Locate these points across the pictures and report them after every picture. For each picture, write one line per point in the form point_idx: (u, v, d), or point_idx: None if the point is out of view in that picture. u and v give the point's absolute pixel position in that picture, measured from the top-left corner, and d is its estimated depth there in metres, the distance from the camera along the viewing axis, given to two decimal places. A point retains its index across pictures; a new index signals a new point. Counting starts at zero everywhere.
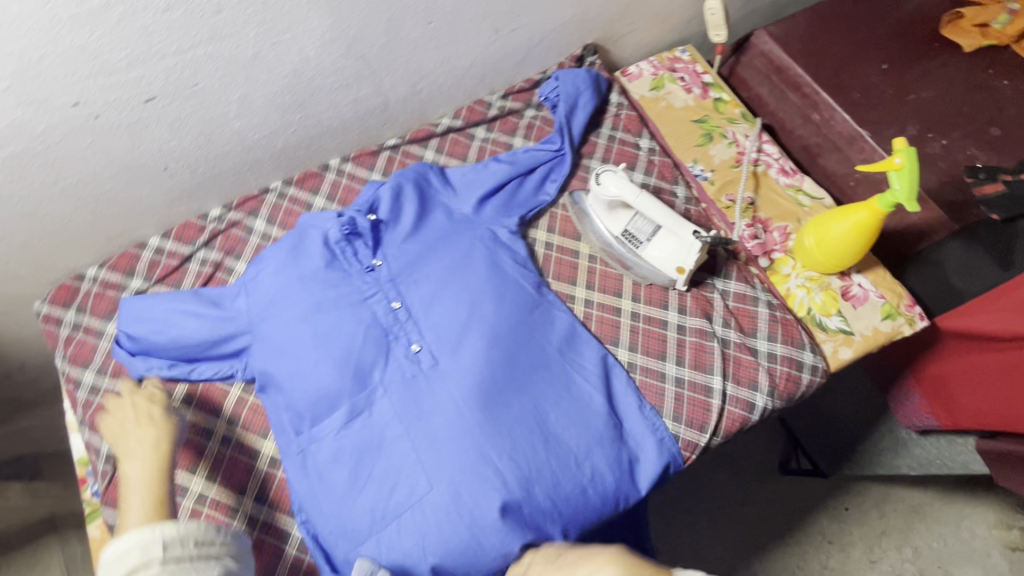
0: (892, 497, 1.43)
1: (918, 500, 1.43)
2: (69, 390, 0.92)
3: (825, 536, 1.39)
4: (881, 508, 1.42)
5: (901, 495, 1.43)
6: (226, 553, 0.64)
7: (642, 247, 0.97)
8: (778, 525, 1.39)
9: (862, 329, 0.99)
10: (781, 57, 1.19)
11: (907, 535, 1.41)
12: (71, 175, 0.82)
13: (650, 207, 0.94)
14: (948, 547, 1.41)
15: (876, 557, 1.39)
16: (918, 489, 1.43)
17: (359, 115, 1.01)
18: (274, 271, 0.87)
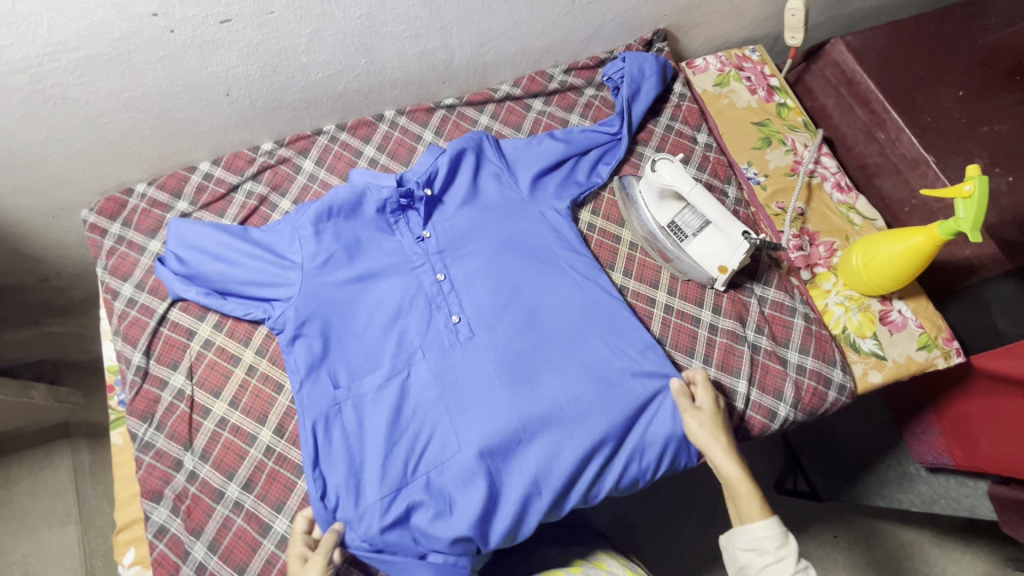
0: (886, 532, 1.42)
1: (912, 539, 1.42)
2: (106, 299, 0.94)
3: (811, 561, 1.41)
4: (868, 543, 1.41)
5: (895, 532, 1.42)
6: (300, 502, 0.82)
7: (686, 241, 0.95)
8: None
9: (896, 356, 0.98)
10: (854, 69, 1.15)
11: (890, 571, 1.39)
12: (137, 87, 0.82)
13: (701, 201, 0.91)
14: None
15: None
16: (914, 528, 1.42)
17: (422, 69, 1.00)
18: (316, 221, 0.85)
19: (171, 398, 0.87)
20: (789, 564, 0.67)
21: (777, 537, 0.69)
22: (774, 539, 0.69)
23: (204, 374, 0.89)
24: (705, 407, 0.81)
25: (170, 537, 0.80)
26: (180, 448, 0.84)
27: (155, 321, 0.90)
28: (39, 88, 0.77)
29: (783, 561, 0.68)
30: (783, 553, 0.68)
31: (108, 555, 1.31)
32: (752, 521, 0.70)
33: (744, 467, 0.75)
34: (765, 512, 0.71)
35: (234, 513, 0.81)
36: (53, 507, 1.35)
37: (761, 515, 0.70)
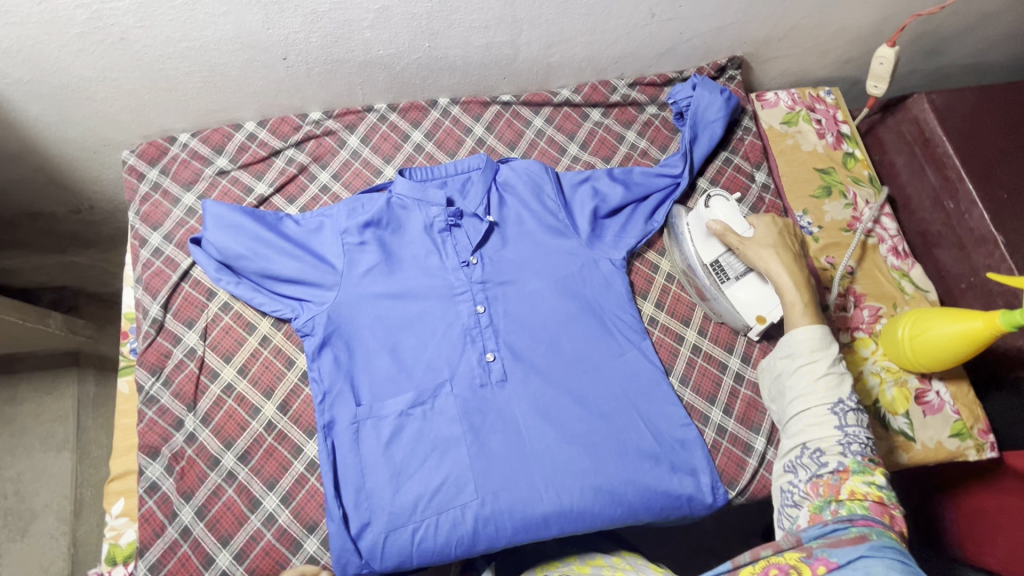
0: None
1: None
2: (133, 245, 0.94)
3: None
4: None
5: None
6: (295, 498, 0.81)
7: (727, 283, 0.90)
8: None
9: (925, 439, 0.93)
10: (933, 130, 1.08)
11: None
12: (196, 38, 0.80)
13: (751, 248, 0.85)
14: None
15: None
16: None
17: (484, 61, 0.97)
18: (364, 222, 0.92)
19: (182, 355, 0.86)
20: (823, 377, 0.75)
21: (818, 341, 0.77)
22: (816, 343, 0.77)
23: (218, 337, 0.88)
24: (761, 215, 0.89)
25: (159, 496, 0.80)
26: (182, 407, 0.84)
27: (178, 275, 0.90)
28: (100, 25, 0.76)
29: (818, 368, 0.76)
30: (820, 360, 0.76)
31: (97, 487, 1.33)
32: (798, 330, 0.78)
33: (798, 282, 0.81)
34: (818, 327, 0.78)
35: (226, 483, 0.81)
36: (53, 431, 1.37)
37: (806, 324, 0.78)
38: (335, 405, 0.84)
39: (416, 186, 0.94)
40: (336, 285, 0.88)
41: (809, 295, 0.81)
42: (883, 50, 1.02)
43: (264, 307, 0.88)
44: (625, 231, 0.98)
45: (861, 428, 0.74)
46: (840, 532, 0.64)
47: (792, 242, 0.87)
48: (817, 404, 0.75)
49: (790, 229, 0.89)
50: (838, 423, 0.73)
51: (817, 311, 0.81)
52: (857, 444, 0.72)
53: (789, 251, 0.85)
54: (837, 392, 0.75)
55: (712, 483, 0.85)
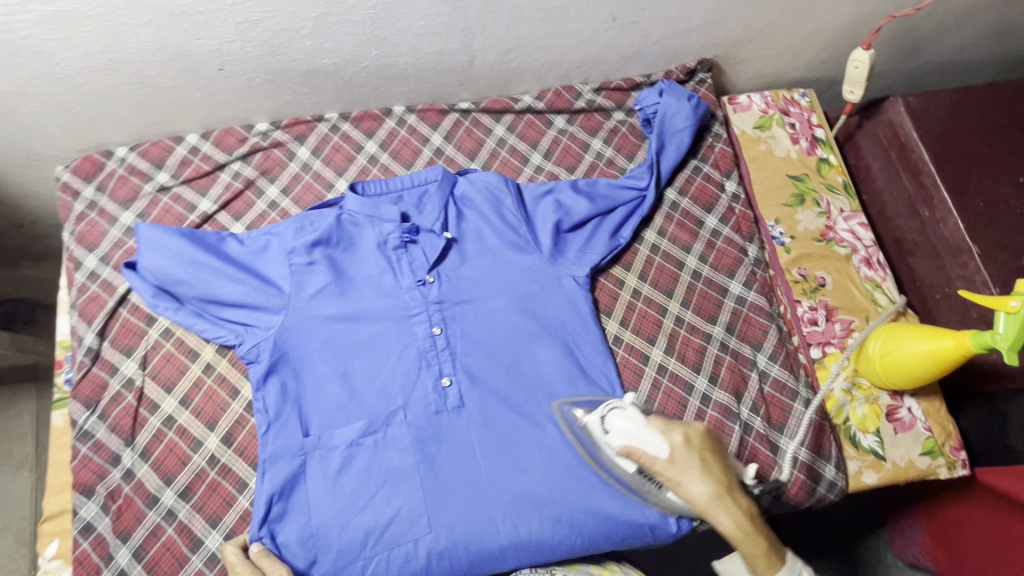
0: None
1: None
2: (68, 268, 0.88)
3: None
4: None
5: None
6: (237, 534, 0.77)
7: (662, 490, 0.80)
8: None
9: (896, 458, 0.90)
10: (909, 134, 1.04)
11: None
12: (118, 49, 0.74)
13: (682, 482, 0.73)
14: None
15: None
16: None
17: (438, 68, 0.92)
18: (313, 241, 0.87)
19: (119, 387, 0.82)
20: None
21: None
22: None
23: (158, 366, 0.83)
24: (688, 458, 0.73)
25: (95, 537, 0.76)
26: (119, 442, 0.80)
27: (114, 301, 0.85)
28: (10, 38, 0.70)
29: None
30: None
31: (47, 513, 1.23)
32: (769, 574, 0.69)
33: (738, 515, 0.71)
34: (779, 561, 0.69)
35: (165, 522, 0.77)
36: (10, 451, 1.32)
37: (771, 563, 0.69)
38: (281, 436, 0.80)
39: (368, 202, 0.89)
40: (282, 309, 0.84)
41: (759, 532, 0.70)
42: (858, 53, 0.98)
43: (206, 334, 0.83)
44: (590, 246, 0.94)
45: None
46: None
47: (716, 469, 0.74)
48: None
49: (708, 438, 0.77)
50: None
51: (773, 537, 0.71)
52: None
53: (717, 475, 0.74)
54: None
55: (675, 510, 0.82)
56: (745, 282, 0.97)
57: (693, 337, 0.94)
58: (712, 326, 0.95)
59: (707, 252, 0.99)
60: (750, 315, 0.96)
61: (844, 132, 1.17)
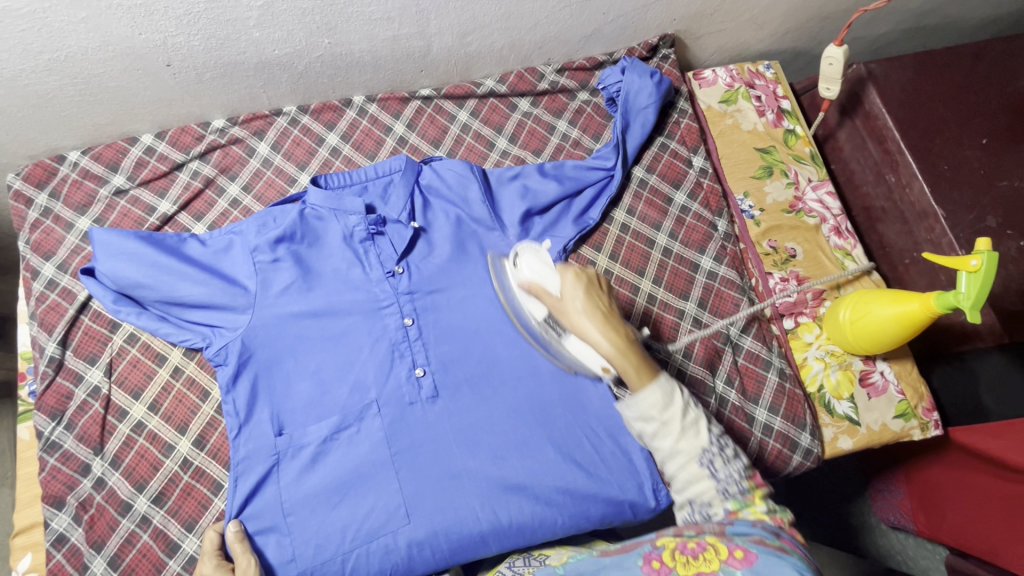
0: None
1: None
2: (25, 278, 0.86)
3: None
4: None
5: None
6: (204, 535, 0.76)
7: (564, 336, 0.75)
8: None
9: (870, 422, 0.91)
10: (873, 101, 1.05)
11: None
12: (58, 49, 0.72)
13: (565, 312, 0.65)
14: None
15: None
16: None
17: (395, 55, 0.90)
18: (276, 238, 0.85)
19: (85, 396, 0.80)
20: (676, 425, 0.60)
21: (660, 402, 0.60)
22: (658, 405, 0.60)
23: (124, 372, 0.82)
24: (575, 275, 0.66)
25: (68, 548, 0.75)
26: (88, 451, 0.78)
27: (75, 309, 0.83)
28: None
29: (673, 425, 0.60)
30: (670, 416, 0.61)
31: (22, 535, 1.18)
32: (637, 390, 0.61)
33: (618, 340, 0.62)
34: (652, 380, 0.61)
35: (139, 528, 0.76)
36: None
37: (645, 383, 0.61)
38: (254, 436, 0.79)
39: (331, 195, 0.88)
40: (248, 308, 0.83)
41: (640, 357, 0.62)
42: (831, 49, 0.98)
43: (172, 339, 0.82)
44: (559, 228, 0.94)
45: (729, 449, 0.62)
46: (766, 538, 0.56)
47: (604, 297, 0.65)
48: (682, 455, 0.61)
49: (599, 278, 0.67)
50: (711, 467, 0.60)
51: (648, 356, 0.63)
52: (732, 472, 0.61)
53: (610, 305, 0.65)
54: (700, 439, 0.61)
55: (654, 486, 0.83)
56: (716, 257, 0.98)
57: (666, 313, 0.94)
58: (684, 302, 0.95)
59: (677, 229, 0.99)
60: (722, 289, 0.96)
61: (822, 128, 1.16)
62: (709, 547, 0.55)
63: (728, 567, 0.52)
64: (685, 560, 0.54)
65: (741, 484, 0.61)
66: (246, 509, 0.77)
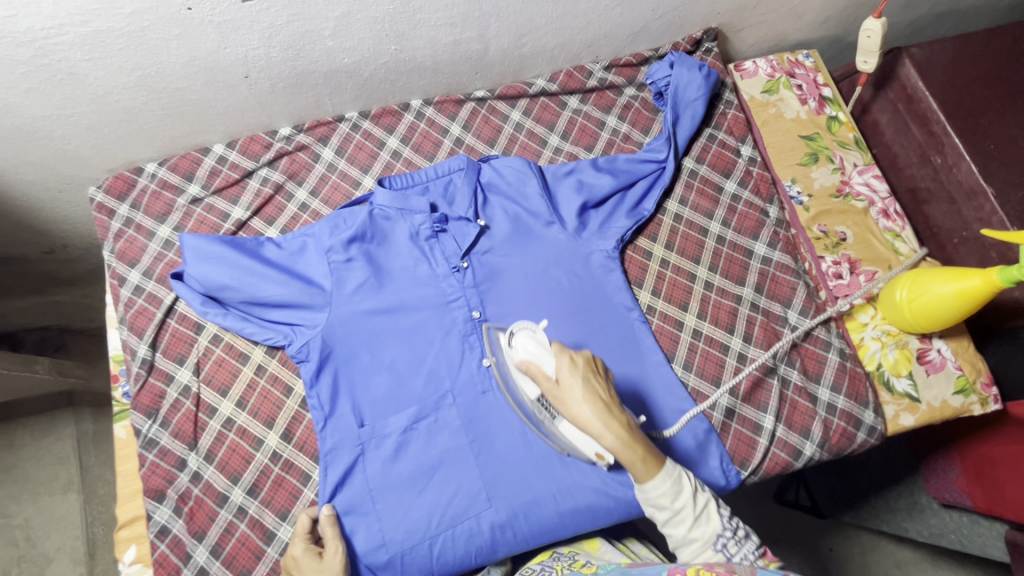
0: (879, 550, 1.41)
1: (903, 559, 1.40)
2: (112, 285, 0.90)
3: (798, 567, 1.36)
4: (863, 558, 1.40)
5: (889, 552, 1.41)
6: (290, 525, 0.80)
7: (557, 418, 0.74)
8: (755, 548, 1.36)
9: (930, 399, 0.93)
10: (915, 85, 1.06)
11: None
12: (149, 65, 0.76)
13: (566, 404, 0.66)
14: None
15: None
16: (906, 548, 1.41)
17: (454, 58, 0.94)
18: (349, 238, 0.88)
19: (177, 395, 0.84)
20: (689, 514, 0.64)
21: (670, 488, 0.64)
22: (670, 493, 0.64)
23: (211, 371, 0.85)
24: (574, 369, 0.66)
25: (172, 538, 0.79)
26: (184, 447, 0.82)
27: (162, 312, 0.87)
28: (45, 62, 0.71)
29: (688, 512, 0.64)
30: (682, 504, 0.64)
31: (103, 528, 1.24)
32: (648, 482, 0.64)
33: (621, 431, 0.64)
34: (656, 468, 0.64)
35: (237, 518, 0.80)
36: (55, 475, 1.37)
37: (648, 476, 0.64)
38: (337, 429, 0.82)
39: (398, 196, 0.91)
40: (325, 306, 0.85)
41: (641, 445, 0.64)
42: (869, 23, 0.98)
43: (256, 338, 0.85)
44: (614, 220, 0.97)
45: (740, 530, 0.67)
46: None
47: (602, 386, 0.66)
48: (697, 543, 0.64)
49: (592, 358, 0.69)
50: (725, 551, 0.64)
51: (653, 446, 0.65)
52: (746, 554, 0.65)
53: (608, 393, 0.66)
54: (712, 524, 0.65)
55: (723, 466, 0.85)
56: (769, 242, 1.00)
57: (724, 299, 0.96)
58: (741, 288, 0.97)
59: (729, 217, 1.01)
60: (777, 274, 0.98)
61: (858, 105, 1.18)
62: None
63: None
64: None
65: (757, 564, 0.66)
66: (334, 499, 0.81)
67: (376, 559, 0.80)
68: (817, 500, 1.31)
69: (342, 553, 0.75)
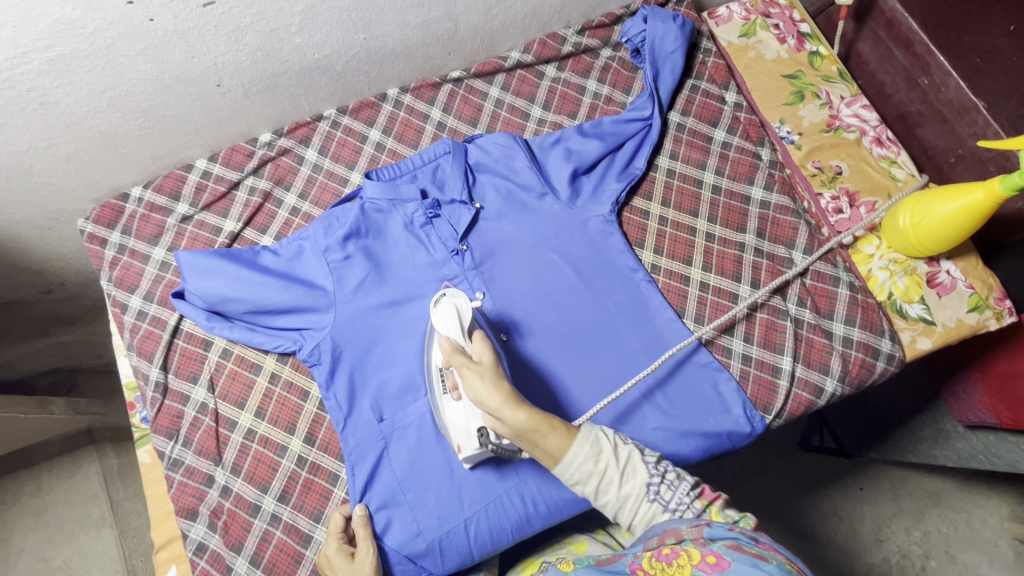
0: (907, 482, 1.42)
1: (933, 487, 1.42)
2: (115, 313, 0.90)
3: (830, 509, 1.39)
4: (894, 493, 1.41)
5: (917, 482, 1.42)
6: (322, 526, 0.81)
7: (445, 396, 0.76)
8: (785, 499, 1.38)
9: (945, 320, 0.92)
10: (893, 9, 1.04)
11: (917, 519, 1.39)
12: (120, 84, 0.75)
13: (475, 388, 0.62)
14: (957, 534, 1.39)
15: (885, 537, 1.38)
16: (933, 476, 1.42)
17: (425, 41, 0.92)
18: (345, 235, 0.87)
19: (195, 413, 0.84)
20: (614, 473, 0.62)
21: (592, 452, 0.61)
22: (591, 457, 0.61)
23: (225, 386, 0.85)
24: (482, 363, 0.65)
25: (210, 554, 0.79)
26: (209, 463, 0.82)
27: (168, 333, 0.87)
28: (14, 94, 0.70)
29: (612, 471, 0.62)
30: (606, 464, 0.62)
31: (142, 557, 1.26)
32: (566, 453, 0.61)
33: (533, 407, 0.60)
34: (572, 430, 0.62)
35: (272, 526, 0.80)
36: (87, 512, 1.38)
37: (569, 442, 0.61)
38: (358, 426, 0.82)
39: (387, 186, 0.89)
40: (330, 306, 0.85)
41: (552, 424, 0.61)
42: None
43: (265, 347, 0.85)
44: (607, 183, 0.96)
45: (672, 474, 0.63)
46: (742, 544, 0.52)
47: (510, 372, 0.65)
48: (631, 499, 0.62)
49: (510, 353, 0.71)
50: (660, 500, 0.61)
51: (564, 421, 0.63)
52: (681, 497, 0.61)
53: None
54: (639, 476, 0.62)
55: (746, 413, 0.86)
56: (766, 185, 0.99)
57: (727, 249, 0.95)
58: (743, 235, 0.96)
59: (722, 165, 1.00)
60: (777, 216, 0.97)
61: (844, 43, 1.17)
62: (683, 552, 0.53)
63: (699, 571, 0.51)
64: (663, 567, 0.54)
65: (695, 506, 0.61)
66: (365, 496, 0.80)
67: (414, 548, 0.80)
68: (844, 443, 1.32)
69: (374, 554, 0.75)
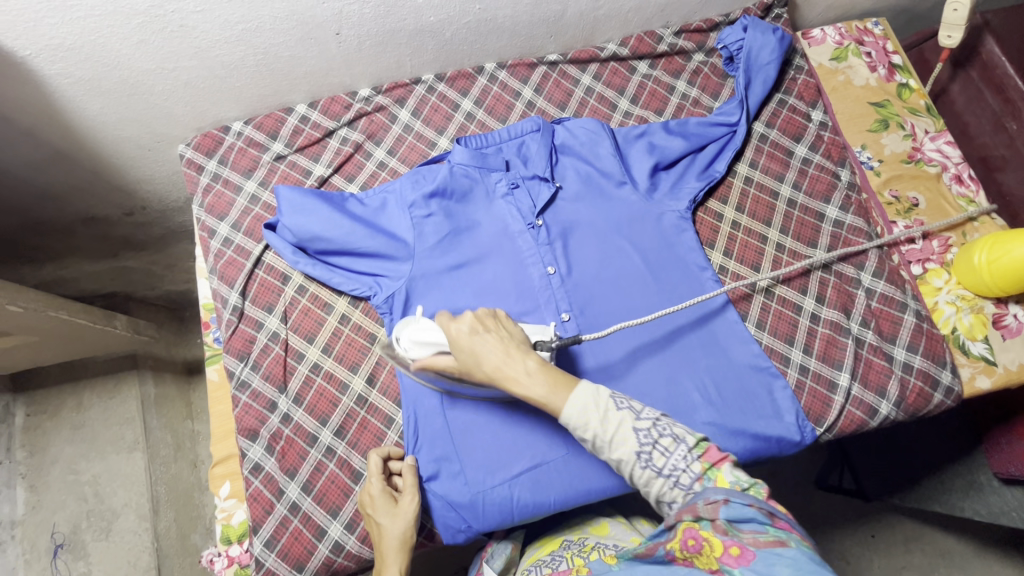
0: (923, 537, 1.40)
1: (948, 546, 1.39)
2: (202, 237, 0.95)
3: (841, 553, 1.38)
4: (906, 546, 1.39)
5: (933, 538, 1.40)
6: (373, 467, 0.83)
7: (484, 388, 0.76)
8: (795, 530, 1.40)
9: (1007, 362, 0.92)
10: (991, 52, 1.06)
11: None
12: (252, 18, 0.79)
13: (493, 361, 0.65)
14: None
15: None
16: (951, 535, 1.40)
17: (532, 19, 0.96)
18: (431, 193, 0.90)
19: (267, 340, 0.88)
20: (604, 439, 0.63)
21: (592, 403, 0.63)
22: (586, 417, 0.63)
23: (298, 319, 0.89)
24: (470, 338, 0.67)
25: (265, 475, 0.83)
26: (274, 390, 0.86)
27: (251, 262, 0.91)
28: (160, 13, 0.75)
29: (603, 433, 0.63)
30: (601, 425, 0.63)
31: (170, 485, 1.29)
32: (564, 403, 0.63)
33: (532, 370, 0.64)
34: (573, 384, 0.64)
35: (326, 458, 0.83)
36: (121, 434, 1.41)
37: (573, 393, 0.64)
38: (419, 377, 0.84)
39: (476, 154, 0.93)
40: (407, 259, 0.88)
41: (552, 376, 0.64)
42: None
43: (342, 289, 0.88)
44: (687, 181, 0.98)
45: (666, 437, 0.63)
46: (759, 529, 0.56)
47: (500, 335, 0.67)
48: (625, 463, 0.63)
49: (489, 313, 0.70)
50: (652, 466, 0.63)
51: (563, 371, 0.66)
52: (676, 462, 0.62)
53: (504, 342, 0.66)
54: (630, 443, 0.63)
55: (798, 421, 0.86)
56: (841, 206, 1.00)
57: (795, 261, 0.96)
58: (813, 250, 0.97)
59: (801, 180, 1.01)
60: (850, 237, 0.98)
61: (935, 85, 1.16)
62: (707, 541, 0.57)
63: (726, 564, 0.56)
64: (694, 555, 0.59)
65: (694, 469, 0.62)
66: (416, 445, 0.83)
67: (457, 503, 0.82)
68: (864, 487, 1.28)
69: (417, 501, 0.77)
